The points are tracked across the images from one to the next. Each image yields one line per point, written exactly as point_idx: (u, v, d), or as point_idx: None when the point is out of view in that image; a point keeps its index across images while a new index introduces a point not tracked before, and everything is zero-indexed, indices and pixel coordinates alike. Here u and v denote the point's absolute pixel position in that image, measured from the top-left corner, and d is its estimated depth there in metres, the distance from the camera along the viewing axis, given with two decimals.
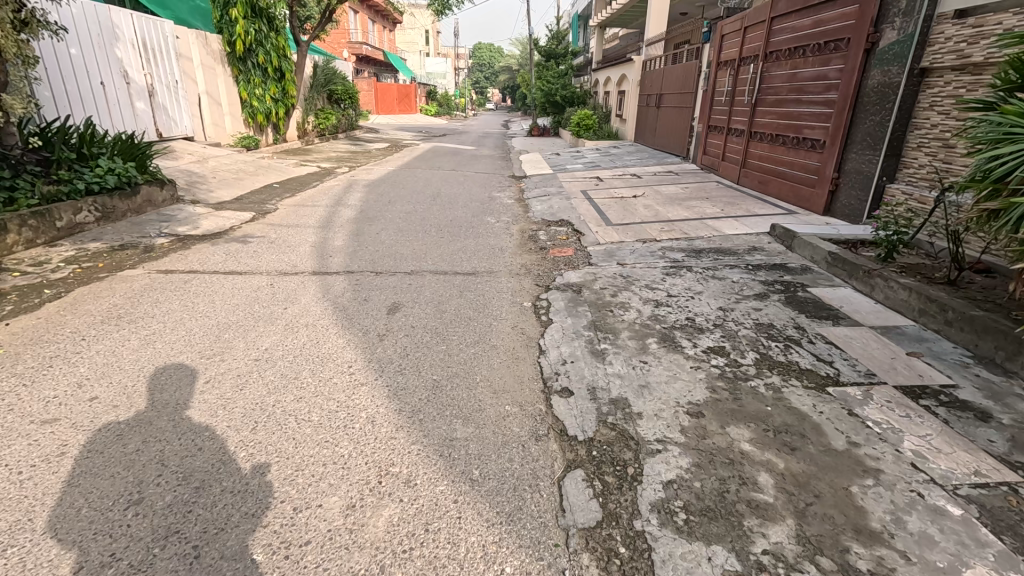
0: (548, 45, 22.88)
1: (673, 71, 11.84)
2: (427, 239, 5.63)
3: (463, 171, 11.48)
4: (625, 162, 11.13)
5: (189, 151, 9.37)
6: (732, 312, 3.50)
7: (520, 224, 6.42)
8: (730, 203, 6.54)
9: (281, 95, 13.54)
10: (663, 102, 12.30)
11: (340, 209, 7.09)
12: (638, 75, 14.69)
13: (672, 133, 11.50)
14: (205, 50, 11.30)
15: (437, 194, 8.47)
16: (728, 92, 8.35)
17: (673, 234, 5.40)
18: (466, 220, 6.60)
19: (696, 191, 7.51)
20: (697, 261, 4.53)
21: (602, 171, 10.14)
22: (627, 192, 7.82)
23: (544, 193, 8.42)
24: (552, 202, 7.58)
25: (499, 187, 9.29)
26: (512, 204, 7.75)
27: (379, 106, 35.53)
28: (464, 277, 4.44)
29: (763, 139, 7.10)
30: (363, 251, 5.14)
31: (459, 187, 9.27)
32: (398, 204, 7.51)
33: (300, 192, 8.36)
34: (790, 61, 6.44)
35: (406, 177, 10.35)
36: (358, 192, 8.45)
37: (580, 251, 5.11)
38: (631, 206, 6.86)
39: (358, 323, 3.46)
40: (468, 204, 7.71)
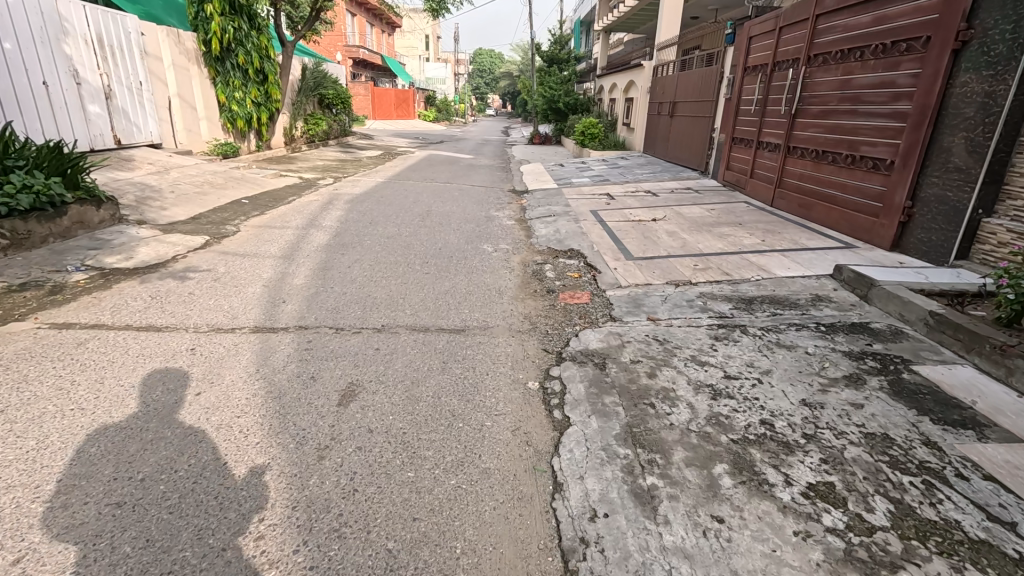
0: (550, 50, 21.90)
1: (688, 77, 10.89)
2: (408, 276, 4.63)
3: (458, 184, 10.48)
4: (637, 176, 10.12)
5: (151, 159, 8.38)
6: (823, 411, 2.48)
7: (522, 254, 5.43)
8: (769, 231, 5.55)
9: (264, 99, 12.59)
10: (676, 111, 11.32)
11: (312, 233, 6.09)
12: (648, 81, 13.73)
13: (687, 144, 10.54)
14: (177, 49, 10.33)
15: (426, 213, 7.47)
16: (758, 101, 7.37)
17: (709, 273, 4.41)
18: (458, 247, 5.61)
19: (725, 214, 6.52)
20: (751, 319, 3.51)
21: (613, 187, 9.16)
22: (645, 214, 6.82)
23: (548, 213, 7.43)
24: (559, 226, 6.59)
25: (497, 204, 8.30)
26: (512, 226, 6.76)
27: (375, 111, 34.65)
28: (451, 335, 3.44)
29: (805, 156, 6.10)
30: (327, 293, 4.15)
31: (452, 203, 8.28)
32: (381, 225, 6.52)
33: (272, 209, 7.36)
34: (841, 66, 5.47)
35: (394, 191, 9.35)
36: (338, 210, 7.45)
37: (596, 296, 4.10)
38: (651, 232, 5.87)
39: (294, 420, 2.46)
40: (462, 225, 6.71)
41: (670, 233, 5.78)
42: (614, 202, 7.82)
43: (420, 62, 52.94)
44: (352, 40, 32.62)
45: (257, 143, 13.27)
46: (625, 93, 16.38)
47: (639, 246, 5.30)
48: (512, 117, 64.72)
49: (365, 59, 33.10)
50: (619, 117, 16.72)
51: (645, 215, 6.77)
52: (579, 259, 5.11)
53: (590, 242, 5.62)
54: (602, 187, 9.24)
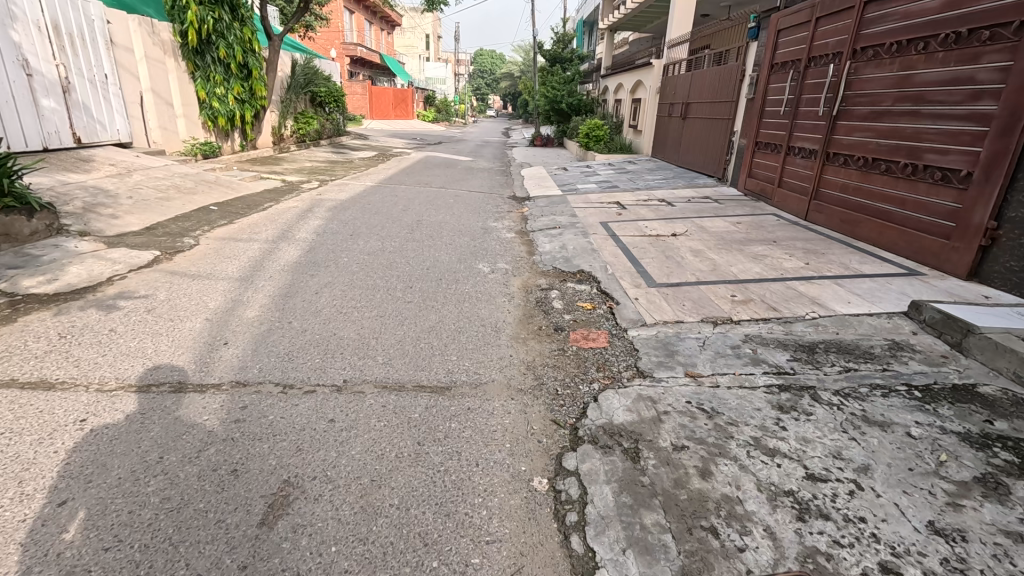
0: (552, 49, 21.08)
1: (702, 76, 10.13)
2: (384, 305, 3.84)
3: (453, 189, 9.70)
4: (648, 182, 9.34)
5: (113, 160, 7.60)
6: (969, 547, 1.68)
7: (523, 276, 4.65)
8: (810, 252, 4.78)
9: (248, 96, 11.82)
10: (689, 113, 10.55)
11: (282, 247, 5.30)
12: (658, 81, 12.93)
13: (701, 148, 9.78)
14: (150, 40, 9.57)
15: (415, 222, 6.68)
16: (788, 102, 6.60)
17: (751, 307, 3.62)
18: (449, 266, 4.82)
19: (754, 229, 5.74)
20: (820, 378, 2.72)
21: (622, 194, 8.39)
22: (661, 227, 6.06)
23: (552, 224, 6.65)
24: (565, 240, 5.81)
25: (495, 213, 7.51)
26: (512, 240, 5.97)
27: (373, 111, 33.93)
28: (431, 397, 2.65)
29: (849, 164, 5.33)
30: (281, 331, 3.35)
31: (447, 211, 7.50)
32: (364, 238, 5.74)
33: (243, 217, 6.57)
34: (898, 60, 4.70)
35: (383, 196, 8.55)
36: (317, 218, 6.66)
37: (616, 336, 3.32)
38: (673, 251, 5.08)
39: (189, 553, 1.68)
40: (455, 238, 5.92)
41: (694, 252, 4.99)
42: (624, 211, 7.05)
43: (420, 61, 52.11)
44: (350, 38, 31.81)
45: (241, 143, 12.49)
46: (631, 94, 15.58)
47: (661, 269, 4.52)
48: (513, 118, 63.84)
49: (362, 58, 32.30)
50: (625, 119, 15.93)
51: (662, 228, 6.00)
52: (591, 284, 4.33)
53: (603, 262, 4.83)
54: (611, 194, 8.46)
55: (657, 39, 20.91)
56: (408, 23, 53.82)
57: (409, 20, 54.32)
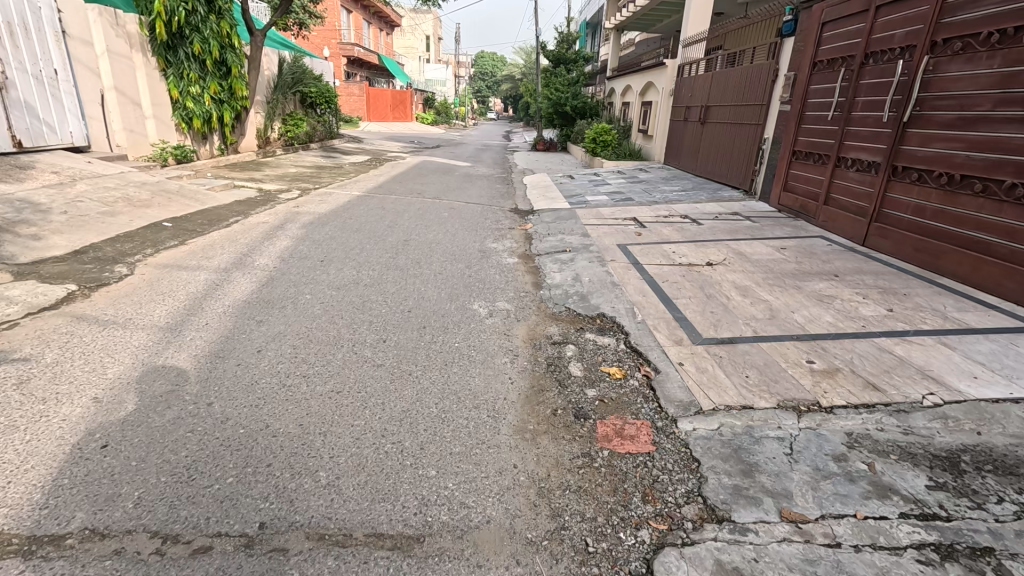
0: (557, 50, 20.09)
1: (724, 77, 9.20)
2: (346, 372, 2.89)
3: (449, 199, 8.75)
4: (665, 194, 8.40)
5: (58, 167, 6.67)
6: None
7: (529, 322, 3.71)
8: (888, 293, 3.83)
9: (227, 95, 10.90)
10: (709, 117, 9.61)
11: (235, 278, 4.36)
12: (671, 82, 12.00)
13: (722, 156, 8.84)
14: (112, 32, 8.65)
15: (401, 243, 5.73)
16: (837, 106, 5.65)
17: (841, 383, 2.67)
18: (436, 306, 3.88)
19: (804, 257, 4.79)
20: (996, 531, 1.75)
21: (639, 209, 7.44)
22: (691, 252, 5.12)
23: (561, 247, 5.71)
24: (578, 269, 4.86)
25: (495, 231, 6.57)
26: (514, 268, 5.02)
27: (370, 113, 33.11)
28: (390, 562, 1.70)
29: (925, 181, 4.39)
30: (193, 419, 2.40)
31: (440, 228, 6.55)
32: (337, 265, 4.80)
33: (200, 236, 5.63)
34: (1003, 54, 3.79)
35: (369, 209, 7.60)
36: (287, 238, 5.71)
37: (662, 432, 2.37)
38: (712, 286, 4.14)
39: None
40: (447, 265, 4.97)
41: (739, 289, 4.05)
42: (643, 231, 6.11)
43: (420, 63, 51.14)
44: (348, 37, 30.85)
45: (221, 147, 11.57)
46: (641, 96, 14.64)
47: (703, 315, 3.57)
48: (514, 121, 62.86)
49: (359, 58, 31.36)
50: (634, 124, 14.98)
51: (693, 254, 5.06)
52: (617, 338, 3.38)
53: (628, 302, 3.89)
54: (626, 209, 7.51)
55: (667, 40, 19.93)
56: (408, 24, 53.08)
57: (409, 21, 53.40)
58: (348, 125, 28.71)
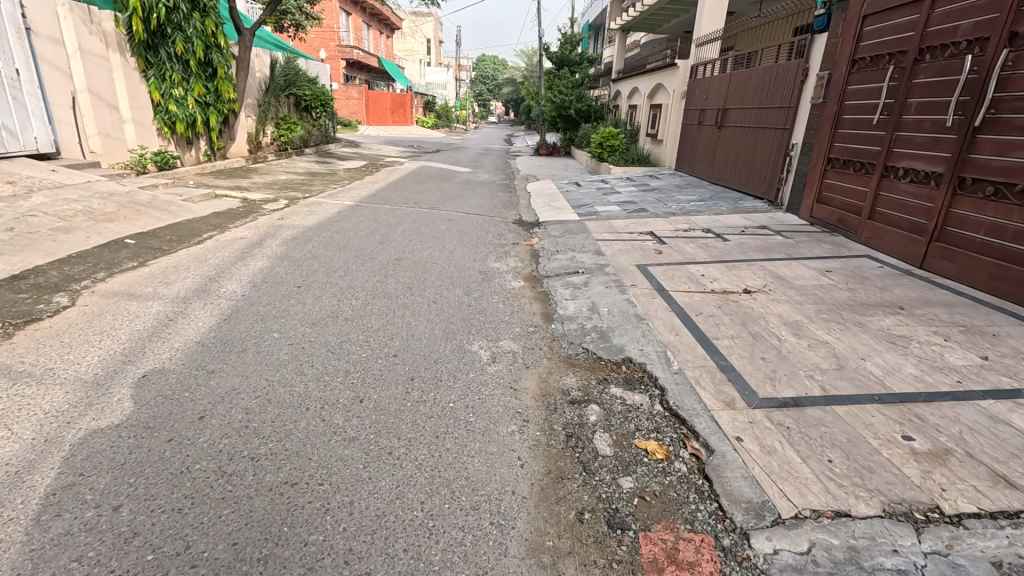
0: (560, 51, 19.49)
1: (743, 78, 8.57)
2: (308, 450, 2.24)
3: (447, 210, 8.12)
4: (681, 204, 7.76)
5: (16, 176, 6.05)
6: None
7: (540, 369, 3.07)
8: (972, 333, 3.17)
9: (213, 98, 10.30)
10: (726, 121, 8.98)
11: (193, 310, 3.72)
12: (682, 84, 11.38)
13: (742, 163, 8.21)
14: (86, 30, 8.07)
15: (392, 262, 5.09)
16: (883, 108, 5.03)
17: (959, 473, 2.02)
18: (428, 348, 3.24)
19: (855, 283, 4.14)
20: None
21: (655, 221, 6.80)
22: (722, 276, 4.48)
23: (572, 267, 5.06)
24: (593, 296, 4.22)
25: (497, 247, 5.94)
26: (519, 294, 4.38)
27: (369, 116, 32.58)
28: None
29: (1002, 197, 3.76)
30: (87, 535, 1.76)
31: (436, 244, 5.92)
32: (316, 292, 4.16)
33: (165, 255, 5.00)
34: None
35: (360, 221, 6.96)
36: (263, 257, 5.09)
37: (731, 556, 1.72)
38: (755, 322, 3.50)
39: None
40: (442, 290, 4.33)
41: (789, 326, 3.40)
42: (663, 248, 5.47)
43: (421, 66, 50.59)
44: (347, 40, 30.38)
45: (208, 152, 10.96)
46: (650, 99, 14.02)
47: (754, 363, 2.93)
48: (516, 124, 62.28)
49: (358, 61, 30.83)
50: (642, 128, 14.35)
51: (724, 279, 4.42)
52: (651, 396, 2.73)
53: (658, 344, 3.25)
54: (640, 221, 6.87)
55: (674, 41, 19.32)
56: (409, 27, 52.69)
57: (410, 25, 53.00)
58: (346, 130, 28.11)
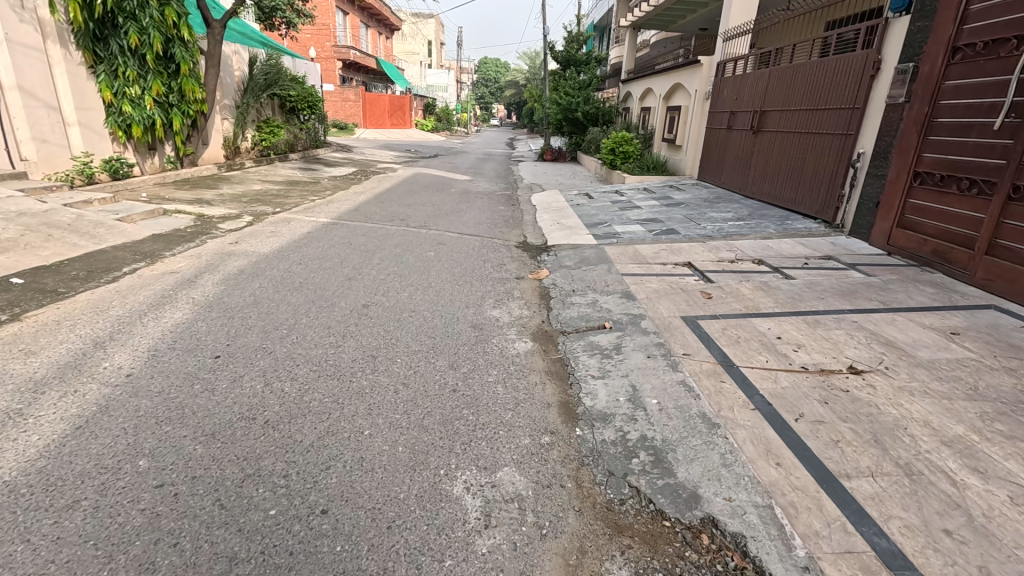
0: (565, 50, 18.28)
1: (785, 75, 7.33)
2: None
3: (438, 229, 6.89)
4: (716, 223, 6.53)
5: None
6: None
7: (564, 542, 1.83)
8: None
9: (175, 98, 9.11)
10: (763, 125, 7.74)
11: (39, 408, 2.49)
12: (706, 84, 10.15)
13: (786, 174, 6.98)
14: (17, 19, 6.92)
15: (358, 312, 3.86)
16: (1010, 109, 3.81)
17: None
18: (380, 495, 2.01)
19: (1007, 357, 2.90)
20: None
21: (689, 247, 5.57)
22: (808, 340, 3.23)
23: (595, 319, 3.83)
24: (631, 373, 2.98)
25: (496, 283, 4.70)
26: (527, 366, 3.14)
27: (366, 119, 31.50)
28: None
29: None
30: None
31: (420, 280, 4.68)
32: (237, 369, 2.93)
33: (56, 301, 3.78)
34: None
35: (329, 246, 5.73)
36: (188, 304, 3.87)
37: None
38: (896, 438, 2.26)
39: None
40: (419, 363, 3.10)
41: (956, 451, 2.16)
42: (711, 289, 4.24)
43: (421, 67, 49.34)
44: (342, 39, 29.14)
45: (173, 159, 9.76)
46: (666, 101, 12.79)
47: (939, 547, 1.69)
48: (518, 128, 61.06)
49: (355, 61, 29.62)
50: (657, 132, 13.11)
51: (811, 345, 3.17)
52: None
53: (753, 489, 2.00)
54: (672, 246, 5.64)
55: (689, 41, 18.04)
56: (409, 29, 51.70)
57: (410, 26, 51.83)
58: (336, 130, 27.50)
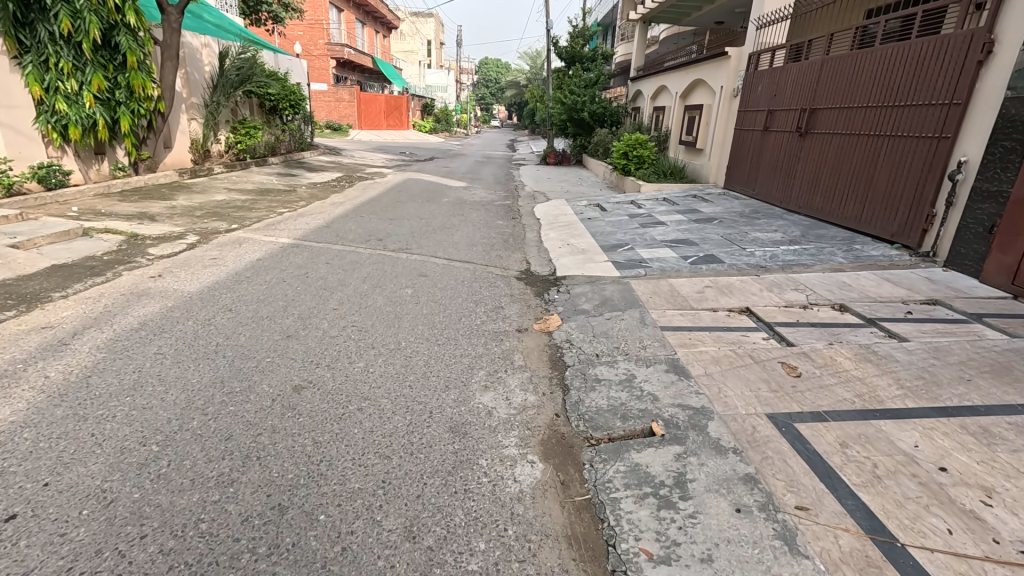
0: (570, 46, 17.05)
1: (843, 64, 6.06)
2: None
3: (421, 253, 5.63)
4: (765, 246, 5.27)
5: None
6: None
7: None
8: None
9: (122, 94, 7.85)
10: (813, 125, 6.49)
11: None
12: (734, 79, 8.89)
13: (847, 186, 5.72)
14: None
15: (282, 403, 2.60)
16: None
17: None
18: None
19: None
20: None
21: (742, 283, 4.31)
22: (996, 477, 1.98)
23: (635, 413, 2.58)
24: (717, 553, 1.72)
25: (489, 342, 3.45)
26: (535, 527, 1.89)
27: (360, 119, 30.32)
28: None
29: None
30: None
31: (385, 338, 3.42)
32: (26, 553, 1.67)
33: None
34: None
35: (277, 280, 4.48)
36: (30, 390, 2.61)
37: None
38: None
39: None
40: (354, 527, 1.85)
41: None
42: (795, 359, 2.98)
43: (420, 67, 48.16)
44: (337, 36, 27.87)
45: (121, 164, 8.48)
46: (683, 98, 11.52)
47: None
48: (519, 129, 59.77)
49: (349, 60, 28.39)
50: (672, 133, 11.86)
51: (1007, 490, 1.92)
52: None
53: None
54: (717, 281, 4.38)
55: (703, 36, 16.73)
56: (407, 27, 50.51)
57: (409, 24, 50.61)
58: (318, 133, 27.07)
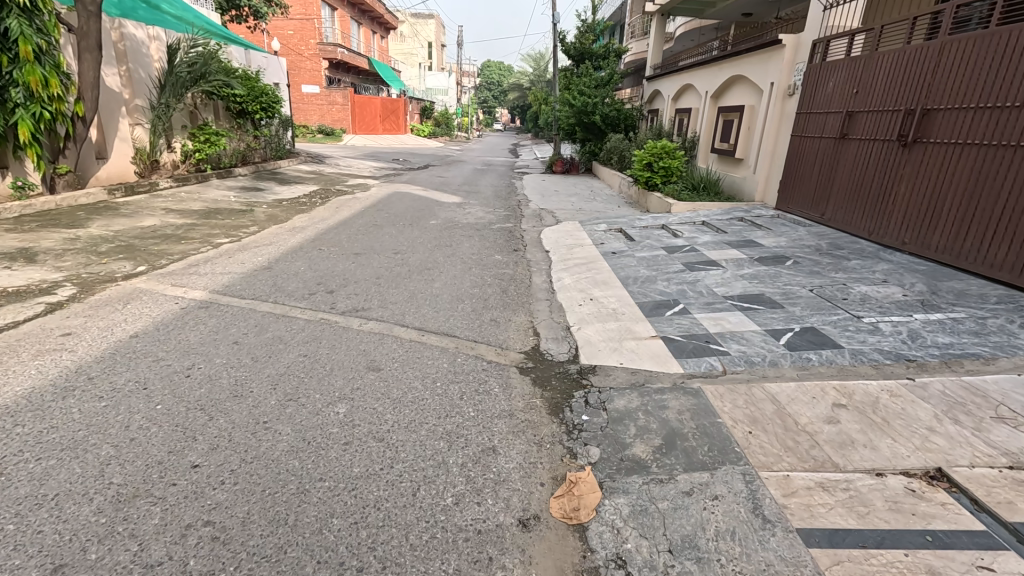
0: (578, 42, 15.44)
1: (977, 48, 4.34)
2: None
3: (382, 316, 3.93)
4: (891, 314, 3.52)
5: None
6: None
7: None
8: None
9: (21, 94, 6.18)
10: (923, 132, 4.77)
11: None
12: (790, 74, 7.16)
13: (996, 220, 4.00)
14: None
15: None
16: None
17: None
18: None
19: None
20: None
21: (895, 400, 2.57)
22: None
23: None
24: None
25: (465, 569, 1.75)
26: None
27: (355, 124, 28.77)
28: None
29: None
30: None
31: (254, 567, 1.71)
32: None
33: None
34: None
35: (132, 386, 2.78)
36: None
37: None
38: None
39: None
40: None
41: None
42: None
43: (420, 70, 46.71)
44: (329, 36, 26.32)
45: (26, 183, 6.78)
46: (714, 98, 9.87)
47: None
48: (522, 133, 58.18)
49: (342, 61, 26.83)
50: (703, 140, 10.15)
51: None
52: None
53: None
54: (851, 393, 2.65)
55: (728, 29, 14.99)
56: (407, 29, 49.06)
57: (409, 26, 49.11)
58: (308, 138, 25.44)
